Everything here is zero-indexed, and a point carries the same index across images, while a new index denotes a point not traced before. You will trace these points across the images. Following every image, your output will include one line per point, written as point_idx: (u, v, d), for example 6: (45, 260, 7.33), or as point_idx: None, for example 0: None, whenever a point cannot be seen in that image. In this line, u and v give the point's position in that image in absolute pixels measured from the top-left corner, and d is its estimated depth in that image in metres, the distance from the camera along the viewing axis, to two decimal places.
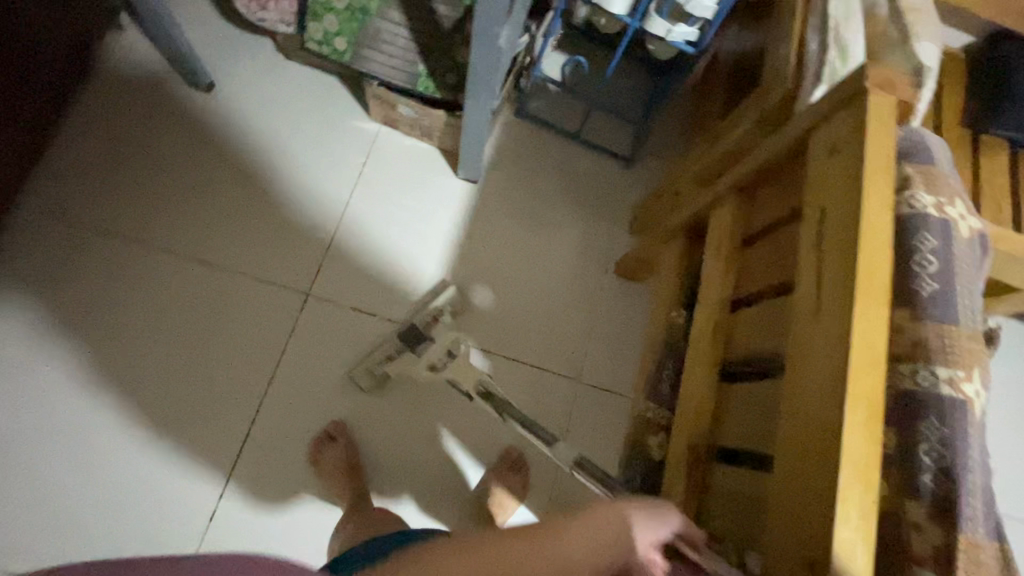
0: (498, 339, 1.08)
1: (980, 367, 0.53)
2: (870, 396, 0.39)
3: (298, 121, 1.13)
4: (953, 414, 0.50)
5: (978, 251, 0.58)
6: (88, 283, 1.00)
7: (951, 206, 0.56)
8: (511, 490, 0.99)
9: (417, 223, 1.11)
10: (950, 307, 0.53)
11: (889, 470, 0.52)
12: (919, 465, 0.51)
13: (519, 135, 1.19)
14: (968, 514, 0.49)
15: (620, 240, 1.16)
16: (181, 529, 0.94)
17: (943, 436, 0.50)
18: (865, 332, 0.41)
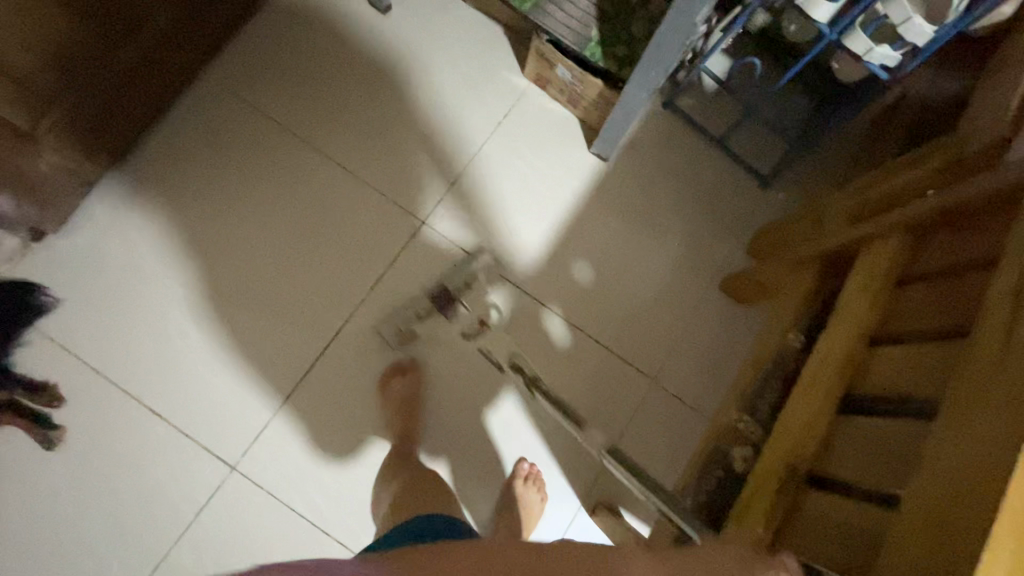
0: (589, 320, 1.07)
1: None
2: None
3: (457, 59, 1.15)
4: None
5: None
6: (232, 158, 1.07)
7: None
8: (534, 488, 0.97)
9: (541, 186, 1.12)
10: None
11: None
12: None
13: (666, 127, 1.16)
14: None
15: (733, 260, 1.12)
16: (234, 417, 0.98)
17: None
18: None
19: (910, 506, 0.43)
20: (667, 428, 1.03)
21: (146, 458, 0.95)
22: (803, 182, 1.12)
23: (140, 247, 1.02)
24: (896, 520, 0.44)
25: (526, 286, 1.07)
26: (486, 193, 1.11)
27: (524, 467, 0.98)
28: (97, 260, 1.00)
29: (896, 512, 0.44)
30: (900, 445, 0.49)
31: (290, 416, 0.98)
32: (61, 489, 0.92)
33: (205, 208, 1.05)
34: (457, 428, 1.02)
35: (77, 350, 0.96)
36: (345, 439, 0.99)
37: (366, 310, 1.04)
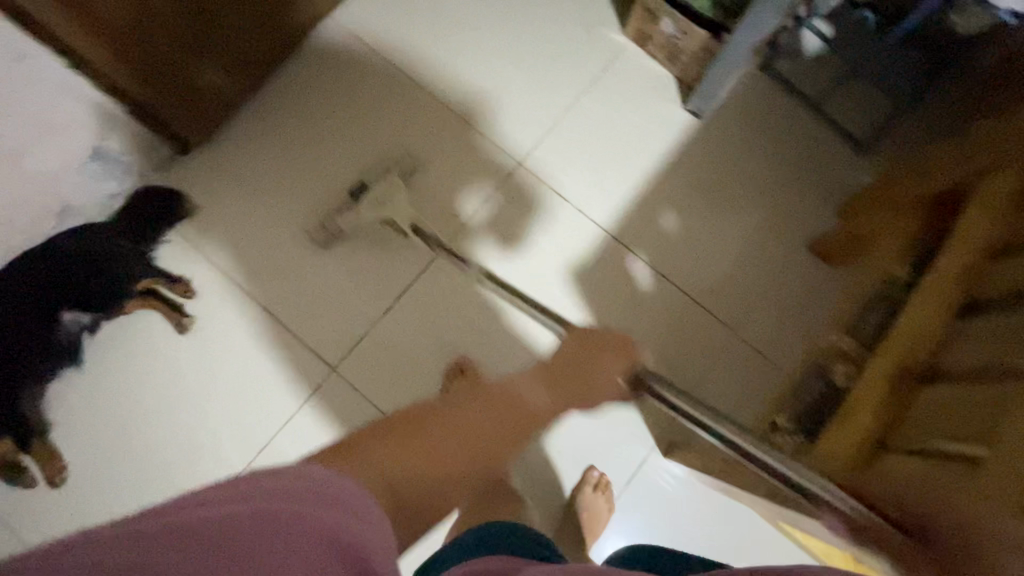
0: (673, 268, 1.09)
1: None
2: None
3: (560, 14, 1.20)
4: None
5: None
6: (349, 93, 1.17)
7: None
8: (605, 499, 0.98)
9: (634, 136, 1.15)
10: None
11: None
12: None
13: (762, 90, 1.17)
14: None
15: (823, 222, 1.12)
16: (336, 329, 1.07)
17: None
18: None
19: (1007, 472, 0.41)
20: (742, 377, 1.04)
21: (259, 353, 1.06)
22: (901, 147, 1.11)
23: (266, 168, 1.13)
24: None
25: (614, 229, 1.11)
26: (579, 141, 1.15)
27: (594, 475, 0.99)
28: (225, 179, 1.12)
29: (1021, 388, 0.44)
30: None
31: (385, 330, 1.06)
32: (185, 372, 1.04)
33: (325, 138, 1.14)
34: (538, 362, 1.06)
35: (207, 256, 1.09)
36: (434, 357, 1.06)
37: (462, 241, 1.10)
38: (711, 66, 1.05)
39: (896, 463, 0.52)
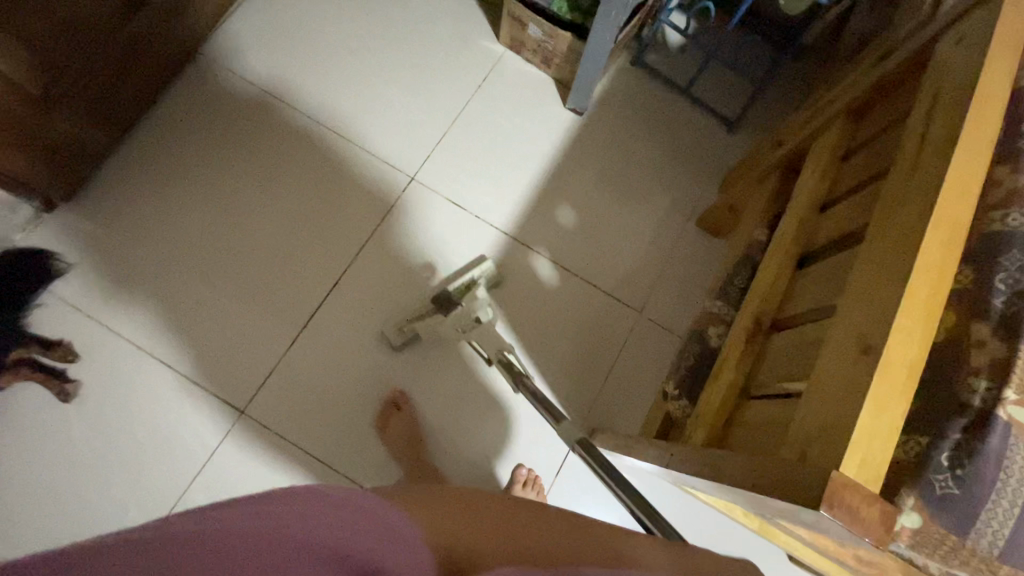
0: (575, 259, 1.13)
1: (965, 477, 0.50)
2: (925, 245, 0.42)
3: (435, 29, 1.23)
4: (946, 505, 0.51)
5: None
6: (226, 127, 1.14)
7: None
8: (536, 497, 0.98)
9: (520, 138, 1.19)
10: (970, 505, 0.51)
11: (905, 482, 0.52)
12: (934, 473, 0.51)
13: (635, 83, 1.23)
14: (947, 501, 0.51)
15: (705, 199, 1.19)
16: (242, 372, 1.03)
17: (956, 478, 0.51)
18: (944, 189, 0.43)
19: (820, 388, 0.43)
20: (652, 353, 1.08)
21: (161, 407, 1.00)
22: (764, 121, 1.20)
23: (145, 214, 1.08)
24: (830, 333, 0.47)
25: (515, 230, 1.13)
26: (468, 149, 1.17)
27: (523, 472, 1.00)
28: (98, 230, 1.06)
29: (830, 323, 0.48)
30: (839, 276, 0.52)
31: (293, 363, 1.04)
32: (77, 440, 0.97)
33: (205, 176, 1.11)
34: (456, 371, 1.06)
35: (89, 313, 1.02)
36: (348, 382, 1.04)
37: (365, 262, 1.09)
38: (580, 64, 1.10)
39: (752, 409, 0.56)
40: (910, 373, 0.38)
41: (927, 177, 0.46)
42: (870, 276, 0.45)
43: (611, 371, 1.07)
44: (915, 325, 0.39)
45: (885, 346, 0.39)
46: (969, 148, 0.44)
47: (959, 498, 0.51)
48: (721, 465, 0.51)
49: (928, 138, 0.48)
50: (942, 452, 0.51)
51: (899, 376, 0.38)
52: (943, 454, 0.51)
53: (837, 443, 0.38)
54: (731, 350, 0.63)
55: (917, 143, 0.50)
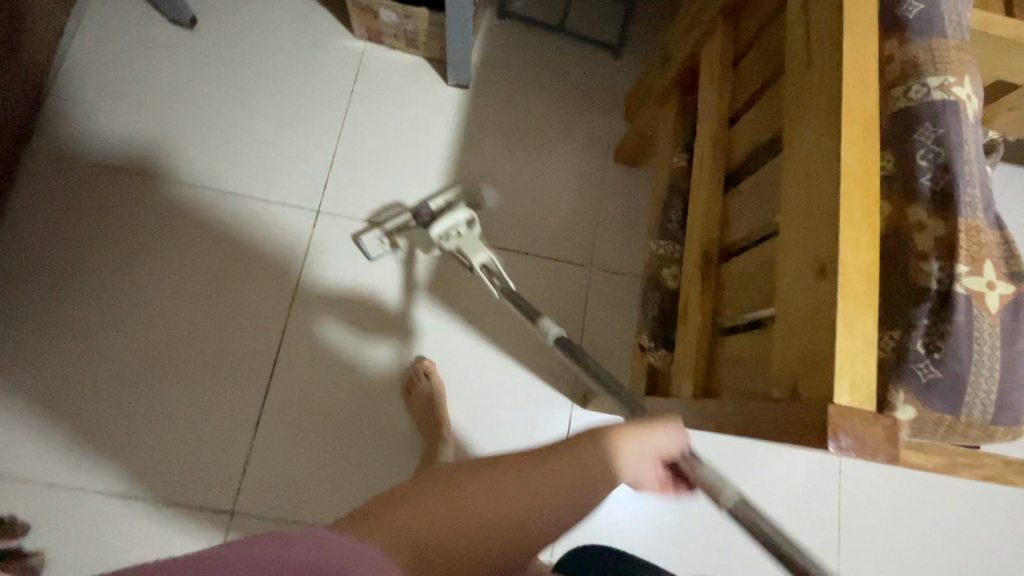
0: (511, 233, 1.09)
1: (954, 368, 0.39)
2: (846, 142, 0.40)
3: (282, 44, 1.12)
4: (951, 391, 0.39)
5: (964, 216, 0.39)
6: (95, 224, 1.01)
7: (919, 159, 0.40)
8: None
9: (414, 130, 1.11)
10: (958, 387, 0.40)
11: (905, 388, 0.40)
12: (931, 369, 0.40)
13: (509, 37, 1.17)
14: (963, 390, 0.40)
15: (617, 131, 1.16)
16: (213, 472, 0.95)
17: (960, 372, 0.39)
18: (849, 85, 0.41)
19: (787, 318, 0.43)
20: (614, 303, 1.08)
21: (140, 540, 0.92)
22: (646, 39, 1.19)
23: (40, 346, 0.96)
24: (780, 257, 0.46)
25: None
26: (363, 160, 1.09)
27: None
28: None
29: (779, 247, 0.47)
30: (774, 193, 0.51)
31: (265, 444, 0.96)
32: None
33: (93, 285, 0.99)
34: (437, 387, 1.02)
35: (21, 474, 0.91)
36: (330, 438, 0.98)
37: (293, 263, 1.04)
38: (447, 35, 1.02)
39: (730, 344, 0.55)
40: (869, 285, 0.38)
41: (825, 74, 0.44)
42: (801, 191, 0.44)
43: (582, 331, 1.06)
44: (860, 228, 0.39)
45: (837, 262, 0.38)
46: (856, 32, 0.43)
47: (942, 381, 0.39)
48: (716, 414, 0.50)
49: (812, 29, 0.47)
50: (917, 337, 0.39)
51: (857, 292, 0.38)
52: (918, 342, 0.39)
53: (824, 371, 0.37)
54: (690, 289, 0.62)
55: (803, 36, 0.48)
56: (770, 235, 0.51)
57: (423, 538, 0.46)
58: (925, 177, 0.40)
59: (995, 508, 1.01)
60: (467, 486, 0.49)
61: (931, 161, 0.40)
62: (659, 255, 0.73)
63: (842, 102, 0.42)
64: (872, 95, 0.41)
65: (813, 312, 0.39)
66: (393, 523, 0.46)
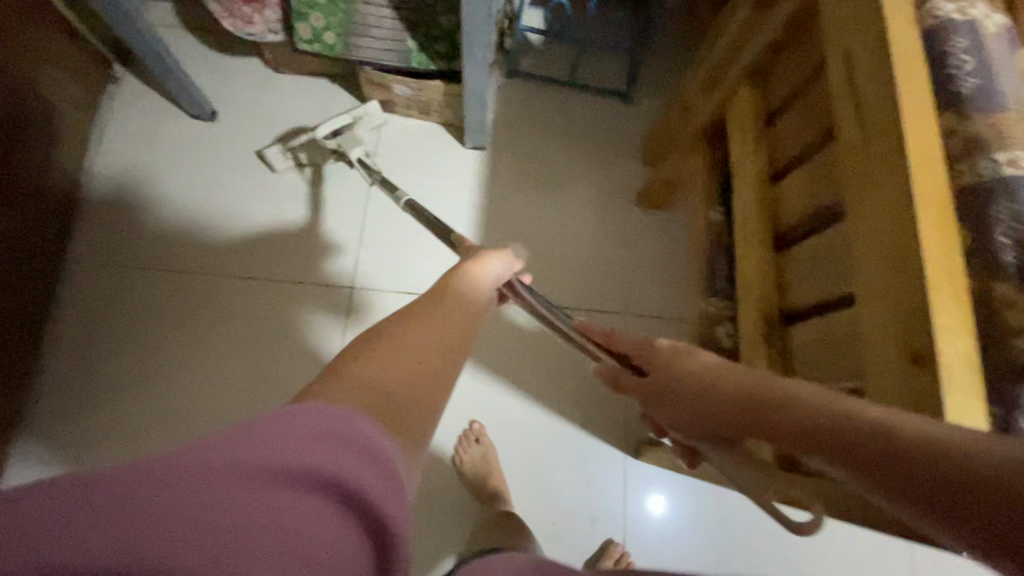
0: (544, 287, 1.09)
1: None
2: (924, 230, 0.41)
3: (300, 125, 1.14)
4: None
5: None
6: (136, 324, 1.03)
7: (1002, 234, 0.40)
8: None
9: (438, 196, 1.13)
10: None
11: None
12: None
13: (521, 94, 1.20)
14: None
15: (637, 174, 1.17)
16: None
17: None
18: (915, 172, 0.42)
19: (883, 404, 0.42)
20: None
21: None
22: (655, 83, 1.21)
23: (91, 451, 0.96)
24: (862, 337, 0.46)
25: None
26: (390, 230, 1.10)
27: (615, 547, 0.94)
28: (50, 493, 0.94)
29: (858, 326, 0.47)
30: (840, 265, 0.51)
31: None
32: None
33: (138, 390, 1.00)
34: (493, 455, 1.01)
35: None
36: None
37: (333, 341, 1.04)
38: (465, 103, 1.04)
39: None
40: (973, 375, 0.38)
41: (887, 157, 0.45)
42: (876, 271, 0.44)
43: None
44: (953, 317, 0.39)
45: (936, 355, 0.38)
46: (914, 117, 0.43)
47: None
48: None
49: (864, 110, 0.47)
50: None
51: (959, 384, 0.38)
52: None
53: None
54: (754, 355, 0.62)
55: (854, 113, 0.48)
56: (843, 306, 0.50)
57: (377, 402, 0.37)
58: (1008, 254, 0.40)
59: None
60: (368, 353, 0.42)
61: (1010, 238, 0.40)
62: (712, 312, 0.73)
63: (912, 189, 0.42)
64: (941, 179, 0.42)
65: (915, 404, 0.39)
66: (367, 382, 0.38)
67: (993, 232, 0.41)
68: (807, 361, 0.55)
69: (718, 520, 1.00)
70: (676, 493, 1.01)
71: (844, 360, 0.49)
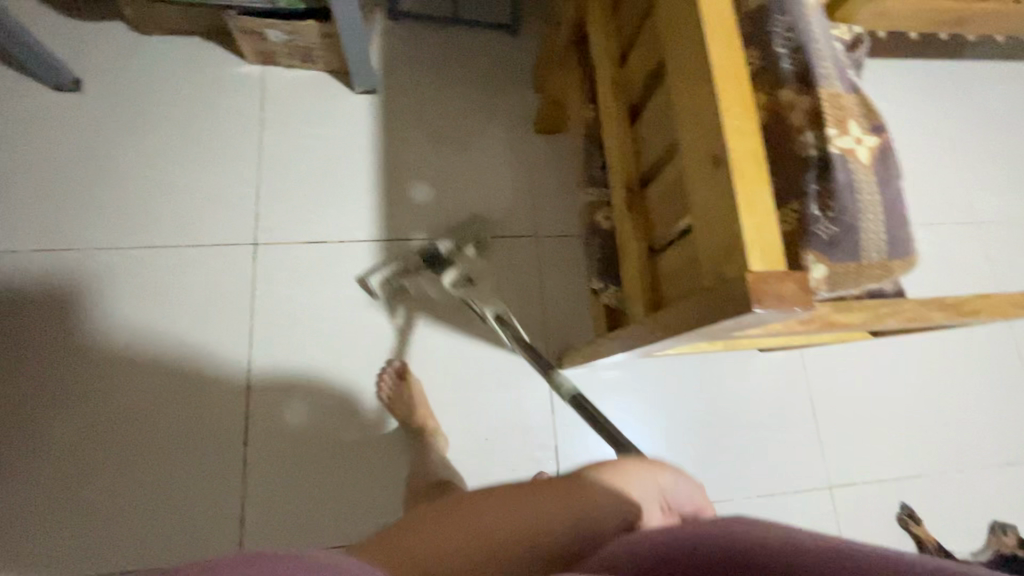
0: (452, 221, 1.11)
1: (847, 214, 0.43)
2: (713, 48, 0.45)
3: (178, 88, 1.10)
4: (850, 239, 0.43)
5: (827, 80, 0.44)
6: (26, 309, 0.98)
7: (777, 43, 0.45)
8: None
9: (334, 143, 1.12)
10: (853, 237, 0.44)
11: (808, 248, 0.44)
12: (827, 224, 0.44)
13: (406, 35, 1.19)
14: (859, 239, 0.43)
15: (531, 102, 1.20)
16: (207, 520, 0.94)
17: (855, 222, 0.43)
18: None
19: (701, 216, 0.47)
20: (567, 264, 1.12)
21: None
22: (538, 12, 1.23)
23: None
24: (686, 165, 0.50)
25: (384, 229, 1.09)
26: (289, 183, 1.09)
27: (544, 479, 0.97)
28: None
29: (683, 157, 0.51)
30: (670, 112, 0.55)
31: (256, 481, 0.95)
32: None
33: (41, 374, 0.96)
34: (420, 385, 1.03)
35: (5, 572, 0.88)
36: (321, 459, 0.98)
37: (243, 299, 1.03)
38: (342, 42, 1.02)
39: (665, 261, 0.59)
40: (761, 165, 0.42)
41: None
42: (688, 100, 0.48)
43: (542, 297, 1.09)
44: (741, 118, 0.43)
45: (727, 152, 0.42)
46: None
47: (840, 235, 0.43)
48: (666, 324, 0.54)
49: None
50: (812, 201, 0.44)
51: (749, 174, 0.42)
52: (812, 206, 0.44)
53: (737, 250, 0.41)
54: (621, 223, 0.66)
55: None
56: (676, 150, 0.55)
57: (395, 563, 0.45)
58: (785, 62, 0.45)
59: (929, 366, 1.14)
60: (465, 505, 0.51)
61: (786, 47, 0.45)
62: (591, 200, 0.77)
63: (704, 14, 0.46)
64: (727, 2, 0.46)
65: (719, 202, 0.44)
66: (398, 546, 0.46)
67: (772, 43, 0.45)
68: (660, 213, 0.60)
69: (642, 414, 1.06)
70: (600, 397, 1.05)
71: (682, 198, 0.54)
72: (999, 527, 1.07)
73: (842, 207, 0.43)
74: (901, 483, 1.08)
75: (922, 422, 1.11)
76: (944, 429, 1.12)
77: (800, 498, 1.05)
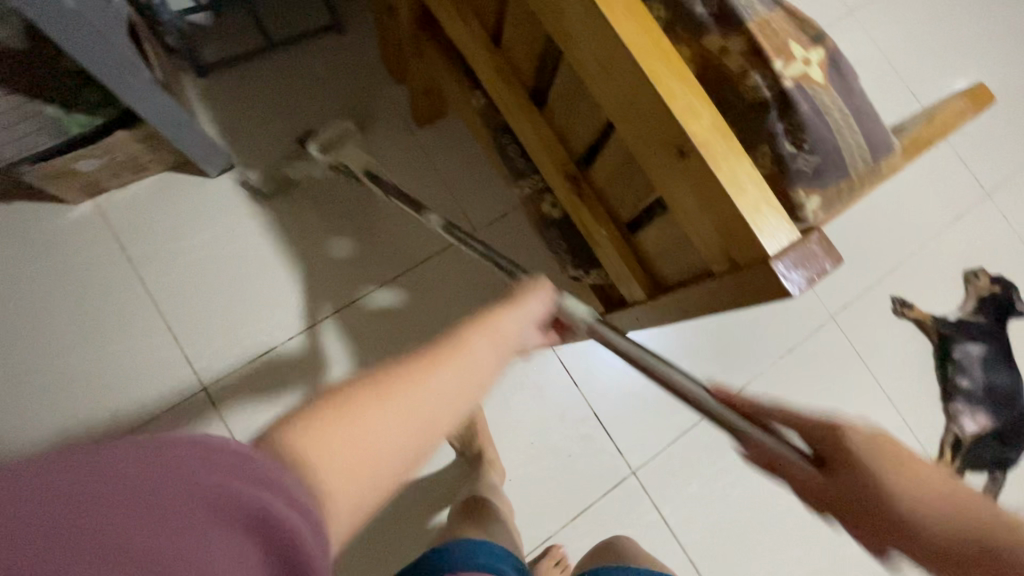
0: (386, 258, 1.01)
1: (821, 140, 0.40)
2: (621, 23, 0.38)
3: (10, 271, 0.91)
4: (830, 162, 0.41)
5: (750, 8, 0.38)
6: None
7: None
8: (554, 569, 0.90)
9: (221, 243, 0.97)
10: (833, 158, 0.41)
11: (794, 186, 0.42)
12: (805, 156, 0.40)
13: (228, 89, 1.02)
14: (840, 157, 0.41)
15: (398, 97, 1.07)
16: None
17: (830, 144, 0.40)
18: None
19: (683, 200, 0.42)
20: (519, 242, 1.05)
21: None
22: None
23: None
24: (637, 150, 0.45)
25: (325, 302, 0.98)
26: (199, 307, 0.95)
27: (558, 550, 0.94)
28: None
29: (628, 142, 0.45)
30: (586, 93, 0.48)
31: None
32: None
33: None
34: None
35: None
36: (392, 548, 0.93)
37: None
38: (170, 137, 0.85)
39: (645, 237, 0.55)
40: (728, 133, 0.37)
41: None
42: (612, 83, 0.42)
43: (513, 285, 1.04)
44: (685, 92, 0.37)
45: (691, 137, 0.37)
46: None
47: (821, 162, 0.41)
48: (683, 303, 0.51)
49: None
50: (783, 139, 0.40)
51: (722, 149, 0.37)
52: (784, 143, 0.40)
53: (746, 233, 0.37)
54: (577, 212, 0.60)
55: None
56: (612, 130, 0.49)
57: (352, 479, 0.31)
58: (699, 6, 0.39)
59: None
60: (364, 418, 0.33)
61: None
62: (529, 193, 0.71)
63: None
64: None
65: (701, 188, 0.39)
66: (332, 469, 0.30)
67: None
68: (618, 191, 0.55)
69: (653, 342, 1.07)
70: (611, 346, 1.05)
71: (640, 176, 0.49)
72: (970, 274, 1.19)
73: (815, 135, 0.40)
74: (885, 281, 1.16)
75: (879, 219, 1.18)
76: (899, 216, 1.19)
77: (812, 338, 1.12)
